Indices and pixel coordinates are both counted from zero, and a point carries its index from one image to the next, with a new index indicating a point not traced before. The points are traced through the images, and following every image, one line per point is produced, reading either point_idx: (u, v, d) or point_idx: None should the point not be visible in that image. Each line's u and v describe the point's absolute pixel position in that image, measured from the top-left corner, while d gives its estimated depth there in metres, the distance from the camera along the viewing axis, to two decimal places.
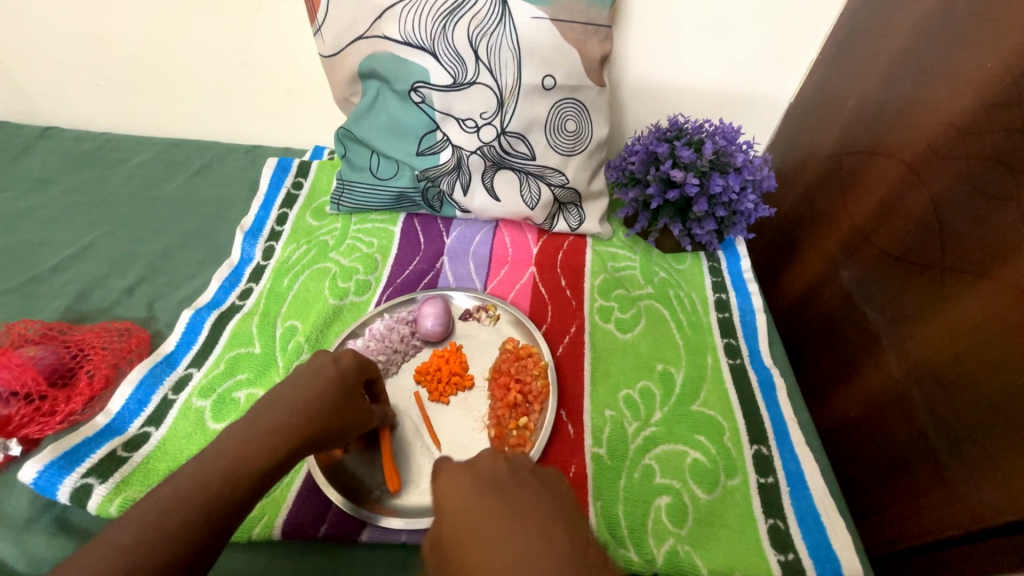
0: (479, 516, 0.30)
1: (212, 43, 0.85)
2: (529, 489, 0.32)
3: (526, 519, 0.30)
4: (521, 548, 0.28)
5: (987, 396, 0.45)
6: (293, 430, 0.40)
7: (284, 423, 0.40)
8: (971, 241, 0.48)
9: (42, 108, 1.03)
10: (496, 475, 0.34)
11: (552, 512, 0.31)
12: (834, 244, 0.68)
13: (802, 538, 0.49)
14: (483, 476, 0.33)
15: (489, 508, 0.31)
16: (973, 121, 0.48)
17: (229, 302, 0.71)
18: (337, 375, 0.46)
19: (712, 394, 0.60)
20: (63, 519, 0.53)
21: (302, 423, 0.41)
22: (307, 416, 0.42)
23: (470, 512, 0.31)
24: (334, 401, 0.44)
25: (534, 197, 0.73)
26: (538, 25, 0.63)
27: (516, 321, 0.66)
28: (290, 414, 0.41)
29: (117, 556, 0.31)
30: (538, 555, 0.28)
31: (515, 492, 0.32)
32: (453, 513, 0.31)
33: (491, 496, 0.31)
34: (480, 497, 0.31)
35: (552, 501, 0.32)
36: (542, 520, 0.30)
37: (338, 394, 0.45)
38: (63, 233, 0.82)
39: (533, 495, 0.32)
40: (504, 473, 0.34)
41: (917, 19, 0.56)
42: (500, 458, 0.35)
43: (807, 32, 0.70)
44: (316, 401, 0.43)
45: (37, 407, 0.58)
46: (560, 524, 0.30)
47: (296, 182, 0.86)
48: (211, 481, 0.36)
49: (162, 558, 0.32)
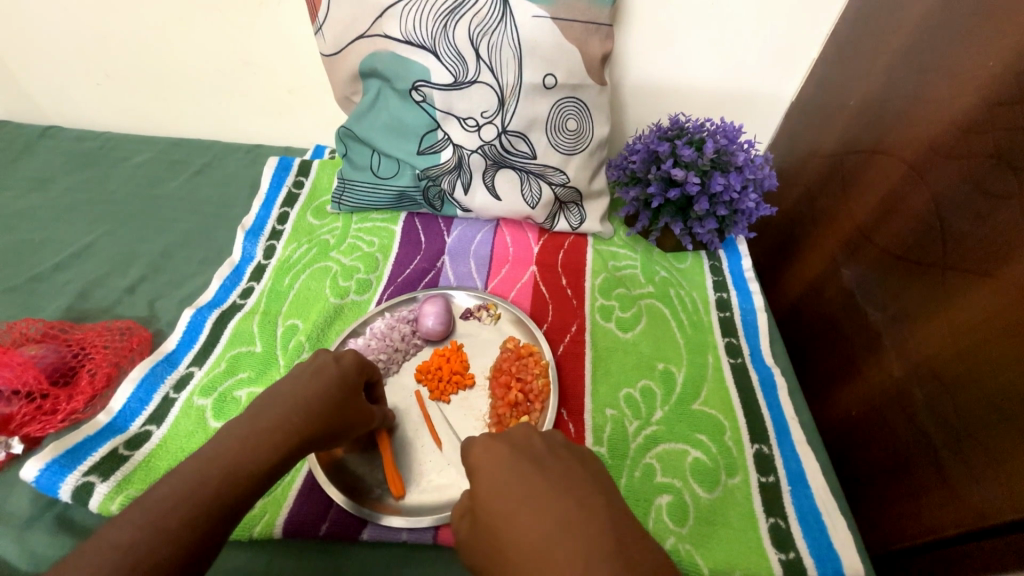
0: (520, 490, 0.32)
1: (213, 43, 0.86)
2: (565, 465, 0.34)
3: (566, 493, 0.31)
4: (562, 520, 0.30)
5: (988, 395, 0.45)
6: (293, 428, 0.41)
7: (284, 422, 0.41)
8: (972, 240, 0.48)
9: (43, 107, 1.03)
10: (533, 449, 0.35)
11: (589, 487, 0.32)
12: (835, 243, 0.68)
13: (803, 537, 0.49)
14: (520, 449, 0.35)
15: (529, 480, 0.32)
16: (975, 120, 0.48)
17: (230, 301, 0.71)
18: (339, 375, 0.46)
19: (712, 393, 0.60)
20: (64, 517, 0.53)
21: (302, 422, 0.42)
22: (308, 415, 0.42)
23: (509, 485, 0.32)
24: (334, 400, 0.45)
25: (535, 197, 0.73)
26: (539, 23, 0.63)
27: (516, 320, 0.66)
28: (291, 412, 0.41)
29: (118, 554, 0.31)
30: (579, 524, 0.29)
31: (551, 467, 0.33)
32: (492, 484, 0.33)
33: (531, 469, 0.33)
34: (519, 471, 0.33)
35: (587, 476, 0.33)
36: (581, 494, 0.31)
37: (339, 394, 0.46)
38: (64, 232, 0.82)
39: (569, 470, 0.33)
40: (540, 448, 0.35)
41: (919, 18, 0.56)
42: (534, 433, 0.36)
43: (808, 31, 0.70)
44: (317, 400, 0.43)
45: (39, 406, 0.58)
46: (599, 500, 0.31)
47: (297, 181, 0.86)
48: (211, 480, 0.36)
49: (162, 556, 0.32)
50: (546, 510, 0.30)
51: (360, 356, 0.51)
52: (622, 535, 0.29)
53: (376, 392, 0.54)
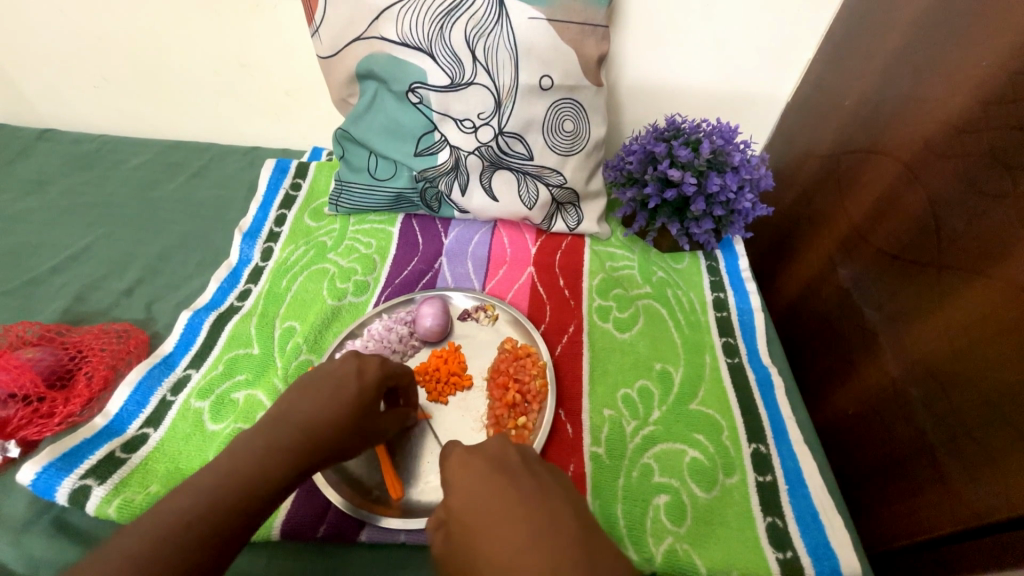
0: (492, 503, 0.31)
1: (210, 46, 0.86)
2: (538, 477, 0.33)
3: (537, 505, 0.31)
4: (529, 533, 0.29)
5: (984, 395, 0.45)
6: (303, 452, 0.40)
7: (296, 445, 0.40)
8: (967, 239, 0.48)
9: (40, 110, 1.03)
10: (507, 461, 0.35)
11: (562, 498, 0.32)
12: (831, 243, 0.68)
13: (800, 535, 0.49)
14: (495, 462, 0.35)
15: (500, 493, 0.32)
16: (970, 120, 0.49)
17: (227, 304, 0.71)
18: (358, 394, 0.45)
19: (709, 392, 0.60)
20: (61, 520, 0.53)
21: (313, 445, 0.41)
22: (318, 437, 0.41)
23: (482, 498, 0.32)
24: (348, 424, 0.43)
25: (532, 197, 0.73)
26: (535, 25, 0.63)
27: (514, 321, 0.67)
28: (303, 434, 0.41)
29: (128, 564, 0.31)
30: (546, 535, 0.29)
31: (523, 478, 0.33)
32: (467, 495, 0.33)
33: (504, 482, 0.33)
34: (493, 483, 0.33)
35: (559, 488, 0.33)
36: (553, 506, 0.31)
37: (355, 416, 0.44)
38: (61, 235, 0.82)
39: (542, 482, 0.33)
40: (513, 460, 0.35)
41: (913, 18, 0.56)
42: (510, 446, 0.36)
43: (803, 32, 0.70)
44: (330, 424, 0.42)
45: (35, 410, 0.58)
46: (567, 510, 0.31)
47: (294, 183, 0.86)
48: (226, 496, 0.36)
49: (176, 566, 0.33)
50: (513, 521, 0.30)
51: (389, 363, 0.49)
52: (592, 546, 0.29)
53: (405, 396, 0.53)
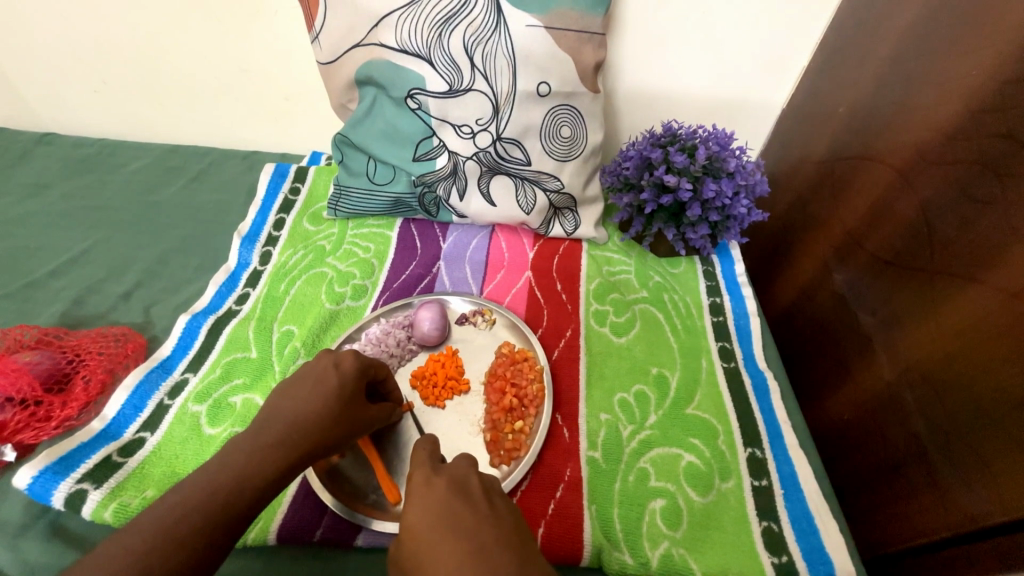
0: (446, 526, 0.32)
1: (210, 51, 0.86)
2: (493, 509, 0.33)
3: (482, 531, 0.31)
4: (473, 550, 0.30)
5: (975, 398, 0.45)
6: (292, 446, 0.41)
7: (282, 442, 0.41)
8: (958, 247, 0.48)
9: (40, 113, 1.04)
10: (469, 488, 0.35)
11: (511, 530, 0.32)
12: (826, 248, 0.69)
13: (795, 540, 0.49)
14: (454, 484, 0.35)
15: (455, 518, 0.32)
16: (960, 128, 0.49)
17: (226, 308, 0.72)
18: (338, 387, 0.45)
19: (705, 396, 0.60)
20: (57, 525, 0.52)
21: (302, 439, 0.42)
22: (304, 433, 0.42)
23: (436, 519, 0.32)
24: (333, 415, 0.44)
25: (530, 203, 0.74)
26: (532, 33, 0.63)
27: (511, 325, 0.67)
28: (290, 430, 0.42)
29: (130, 562, 0.32)
30: (485, 559, 0.30)
31: (481, 512, 0.33)
32: (426, 517, 0.33)
33: (460, 509, 0.33)
34: (450, 508, 0.33)
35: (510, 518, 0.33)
36: (498, 535, 0.31)
37: (338, 408, 0.45)
38: (60, 239, 0.82)
39: (495, 511, 0.33)
40: (476, 492, 0.35)
41: (904, 27, 0.57)
42: (474, 472, 0.36)
43: (797, 41, 0.71)
44: (313, 418, 0.43)
45: (32, 413, 0.57)
46: (512, 536, 0.32)
47: (293, 187, 0.87)
48: (219, 494, 0.37)
49: (175, 562, 0.33)
50: (459, 544, 0.30)
51: (365, 356, 0.50)
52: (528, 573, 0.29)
53: (389, 394, 0.54)
